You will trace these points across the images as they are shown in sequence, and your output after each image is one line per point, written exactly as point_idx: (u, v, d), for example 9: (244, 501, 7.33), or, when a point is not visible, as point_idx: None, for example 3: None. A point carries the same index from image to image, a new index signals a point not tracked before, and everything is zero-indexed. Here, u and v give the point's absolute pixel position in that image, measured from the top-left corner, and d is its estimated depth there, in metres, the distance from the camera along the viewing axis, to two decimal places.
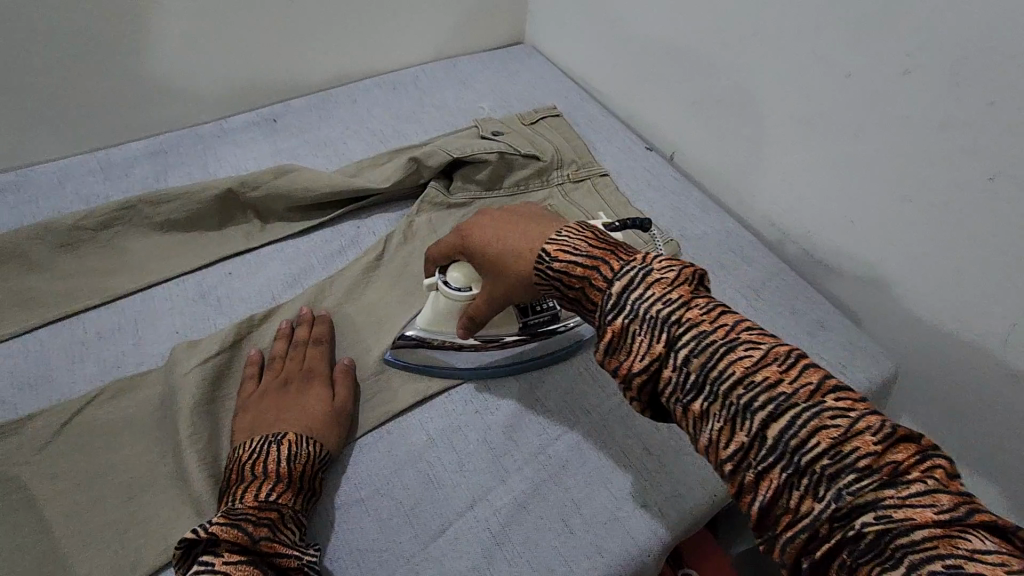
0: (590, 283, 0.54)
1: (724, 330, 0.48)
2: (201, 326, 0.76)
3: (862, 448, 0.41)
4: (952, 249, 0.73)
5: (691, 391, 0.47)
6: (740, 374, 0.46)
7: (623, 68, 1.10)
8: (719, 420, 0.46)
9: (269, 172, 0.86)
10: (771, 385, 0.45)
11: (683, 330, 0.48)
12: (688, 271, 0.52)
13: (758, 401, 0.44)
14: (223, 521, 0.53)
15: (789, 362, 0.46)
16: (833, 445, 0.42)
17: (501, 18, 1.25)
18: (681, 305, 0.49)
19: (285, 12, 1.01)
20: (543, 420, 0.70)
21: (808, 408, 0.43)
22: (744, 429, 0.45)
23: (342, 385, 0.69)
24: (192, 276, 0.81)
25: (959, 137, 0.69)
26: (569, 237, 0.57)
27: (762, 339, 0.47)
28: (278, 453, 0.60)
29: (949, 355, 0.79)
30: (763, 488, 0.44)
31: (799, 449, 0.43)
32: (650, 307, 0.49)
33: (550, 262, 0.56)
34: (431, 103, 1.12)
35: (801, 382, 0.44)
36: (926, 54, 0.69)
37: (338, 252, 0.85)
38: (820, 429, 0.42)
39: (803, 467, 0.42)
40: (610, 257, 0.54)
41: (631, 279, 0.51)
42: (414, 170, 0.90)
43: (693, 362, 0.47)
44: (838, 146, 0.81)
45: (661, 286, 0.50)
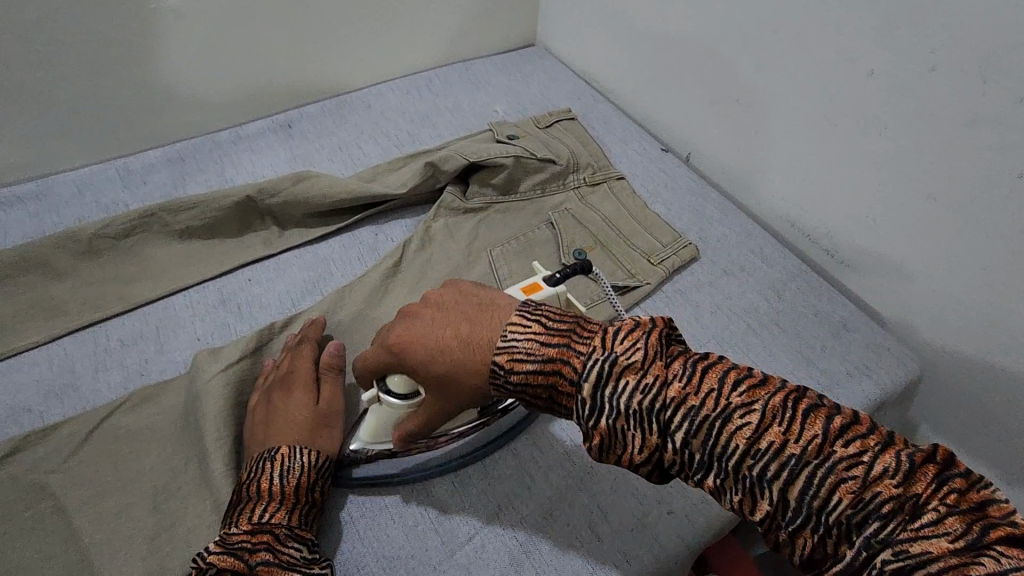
0: (559, 389, 0.52)
1: (713, 399, 0.47)
2: (222, 333, 0.76)
3: (886, 492, 0.41)
4: (980, 248, 0.72)
5: (700, 469, 0.47)
6: (744, 445, 0.45)
7: (638, 69, 1.09)
8: (737, 493, 0.46)
9: (287, 178, 0.86)
10: (777, 450, 0.44)
11: (673, 411, 0.47)
12: (654, 339, 0.50)
13: (770, 471, 0.44)
14: (218, 550, 0.53)
15: (787, 418, 0.45)
16: (853, 498, 0.42)
17: (514, 20, 1.25)
18: (662, 389, 0.47)
19: (300, 18, 1.02)
20: (565, 425, 0.70)
21: (819, 465, 0.43)
22: (765, 498, 0.44)
23: (327, 385, 0.68)
24: (214, 283, 0.82)
25: (988, 134, 0.68)
26: (518, 340, 0.53)
27: (753, 396, 0.46)
28: (270, 471, 0.59)
29: (975, 355, 0.78)
30: (800, 544, 0.44)
31: (821, 509, 0.43)
32: (632, 400, 0.48)
33: (507, 376, 0.53)
34: (445, 106, 1.12)
35: (806, 439, 0.44)
36: (955, 49, 0.68)
37: (356, 258, 0.86)
38: (837, 485, 0.42)
39: (830, 524, 0.42)
40: (568, 353, 0.51)
41: (599, 376, 0.49)
42: (430, 175, 0.90)
43: (695, 442, 0.46)
44: (862, 143, 0.80)
45: (635, 372, 0.48)
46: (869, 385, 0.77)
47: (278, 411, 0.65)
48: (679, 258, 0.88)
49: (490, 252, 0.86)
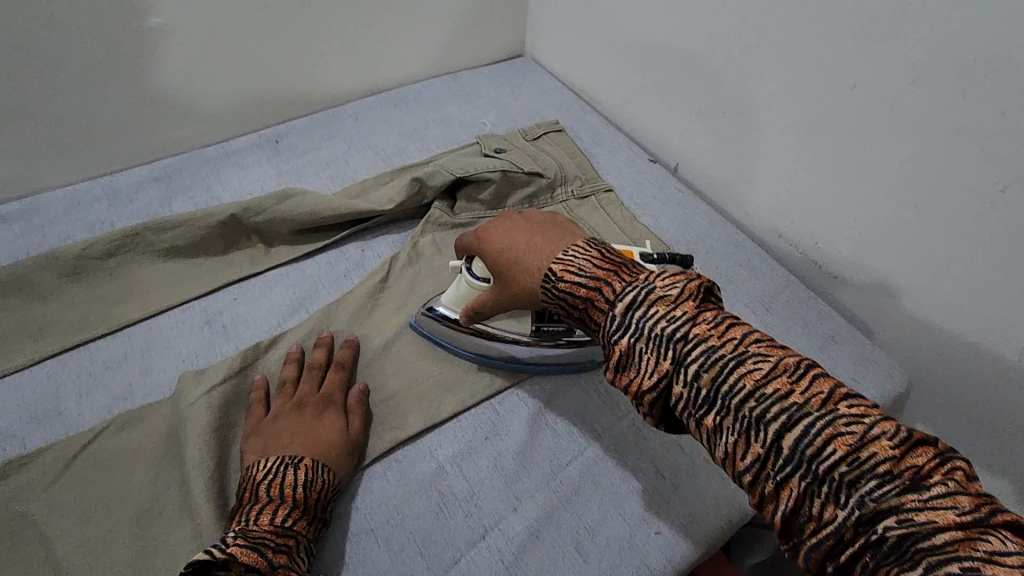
0: (593, 305, 0.55)
1: (733, 344, 0.49)
2: (208, 354, 0.76)
3: (881, 453, 0.42)
4: (966, 258, 0.72)
5: (705, 406, 0.48)
6: (751, 386, 0.47)
7: (625, 79, 1.09)
8: (733, 434, 0.47)
9: (272, 196, 0.86)
10: (783, 396, 0.46)
11: (692, 346, 0.49)
12: (693, 286, 0.52)
13: (772, 412, 0.46)
14: (242, 544, 0.53)
15: (800, 373, 0.47)
16: (850, 453, 0.43)
17: (501, 32, 1.25)
18: (687, 323, 0.50)
19: (286, 33, 1.02)
20: (553, 443, 0.69)
21: (822, 416, 0.45)
22: (760, 440, 0.46)
23: (356, 411, 0.69)
24: (199, 302, 0.81)
25: (971, 146, 0.68)
26: (576, 257, 0.58)
27: (771, 350, 0.48)
28: (295, 477, 0.60)
29: (962, 366, 0.78)
30: (784, 497, 0.45)
31: (815, 457, 0.44)
32: (655, 325, 0.51)
33: (555, 282, 0.58)
34: (433, 118, 1.12)
35: (812, 393, 0.46)
36: (936, 62, 0.68)
37: (343, 275, 0.85)
38: (835, 436, 0.43)
39: (821, 475, 0.43)
40: (613, 279, 0.55)
41: (633, 300, 0.52)
42: (417, 190, 0.90)
43: (704, 376, 0.48)
44: (847, 155, 0.80)
45: (666, 305, 0.51)
46: None
47: (311, 425, 0.66)
48: None
49: None
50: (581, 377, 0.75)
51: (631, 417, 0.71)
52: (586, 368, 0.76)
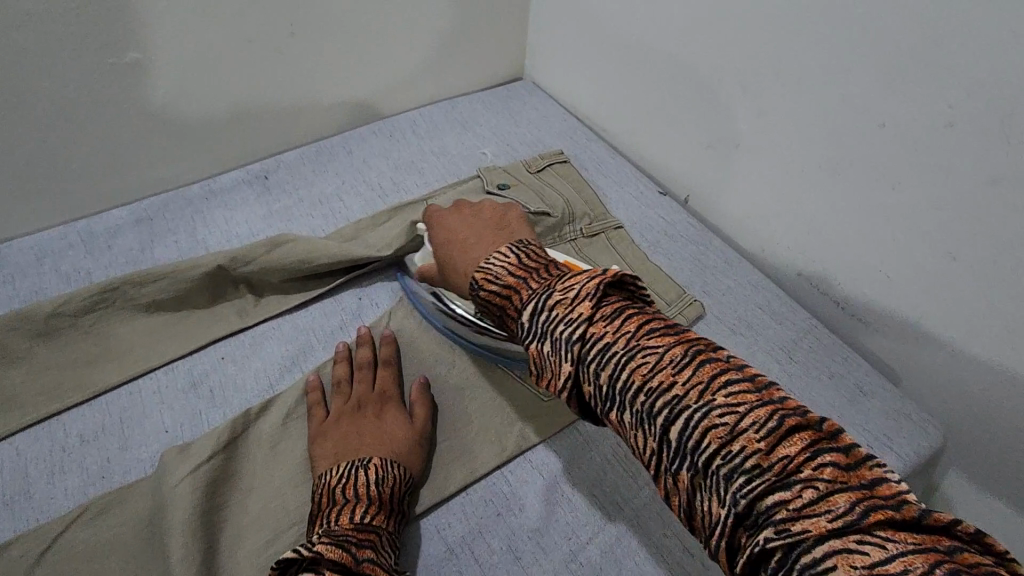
0: (507, 314, 0.54)
1: (625, 338, 0.46)
2: (194, 424, 0.70)
3: (749, 447, 0.39)
4: (1006, 310, 0.67)
5: (603, 402, 0.46)
6: (639, 382, 0.44)
7: (630, 106, 1.04)
8: (631, 428, 0.44)
9: (262, 245, 0.80)
10: (667, 390, 0.43)
11: (582, 342, 0.46)
12: (591, 284, 0.48)
13: (656, 407, 0.43)
14: (327, 540, 0.52)
15: (684, 363, 0.43)
16: (724, 447, 0.40)
17: (499, 55, 1.20)
18: (578, 320, 0.47)
19: (271, 63, 0.95)
20: (570, 520, 0.64)
21: (699, 409, 0.41)
22: (651, 436, 0.43)
23: (421, 405, 0.70)
24: (184, 362, 0.75)
25: (1011, 195, 0.63)
26: (494, 264, 0.56)
27: (661, 340, 0.45)
28: (367, 477, 0.60)
29: (999, 420, 0.74)
30: (680, 492, 0.42)
31: (695, 452, 0.41)
32: (549, 323, 0.48)
33: (477, 289, 0.57)
34: (431, 148, 1.06)
35: (693, 383, 0.42)
36: (974, 105, 0.63)
37: (339, 328, 0.80)
38: (711, 430, 0.40)
39: (703, 470, 0.40)
40: (523, 287, 0.53)
41: (535, 309, 0.50)
42: (417, 234, 0.84)
43: (598, 373, 0.45)
44: (873, 198, 0.75)
45: (564, 306, 0.48)
46: (891, 457, 0.73)
47: (374, 426, 0.66)
48: (685, 317, 0.83)
49: None
50: (597, 441, 0.70)
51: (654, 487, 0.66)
52: (603, 430, 0.71)
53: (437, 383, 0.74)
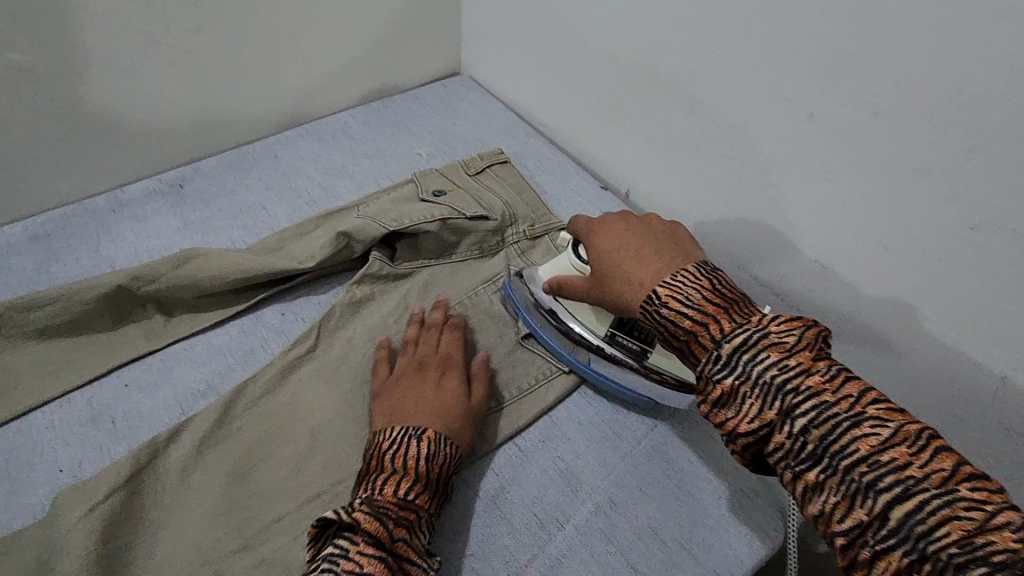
0: (696, 340, 0.51)
1: (849, 403, 0.45)
2: (93, 461, 0.63)
3: (998, 543, 0.38)
4: (937, 304, 0.65)
5: (806, 460, 0.45)
6: (865, 451, 0.43)
7: (567, 100, 1.01)
8: (835, 495, 0.43)
9: (168, 261, 0.73)
10: (899, 466, 0.42)
11: (803, 399, 0.46)
12: (811, 334, 0.49)
13: (883, 481, 0.41)
14: (365, 511, 0.53)
15: (919, 444, 0.42)
16: (964, 538, 0.38)
17: (433, 50, 1.15)
18: (802, 373, 0.46)
19: (168, 65, 0.87)
20: (511, 539, 0.60)
21: (938, 494, 0.40)
22: (864, 506, 0.42)
23: (480, 382, 0.68)
24: (83, 392, 0.68)
25: (938, 184, 0.60)
26: (684, 283, 0.54)
27: (890, 415, 0.44)
28: (417, 450, 0.58)
29: (929, 414, 0.71)
30: (879, 570, 0.41)
31: (923, 534, 0.39)
32: (765, 371, 0.47)
33: (660, 306, 0.54)
34: (363, 150, 1.01)
35: (933, 468, 0.41)
36: (897, 94, 0.60)
37: (260, 346, 0.74)
38: (952, 519, 0.39)
39: (926, 553, 0.39)
40: (723, 316, 0.51)
41: (744, 341, 0.49)
42: (345, 245, 0.78)
43: (814, 432, 0.45)
44: (805, 190, 0.72)
45: (779, 352, 0.48)
46: None
47: (433, 392, 0.65)
48: None
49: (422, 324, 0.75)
50: (536, 455, 0.67)
51: (595, 499, 0.63)
52: (545, 442, 0.68)
53: (365, 401, 0.68)
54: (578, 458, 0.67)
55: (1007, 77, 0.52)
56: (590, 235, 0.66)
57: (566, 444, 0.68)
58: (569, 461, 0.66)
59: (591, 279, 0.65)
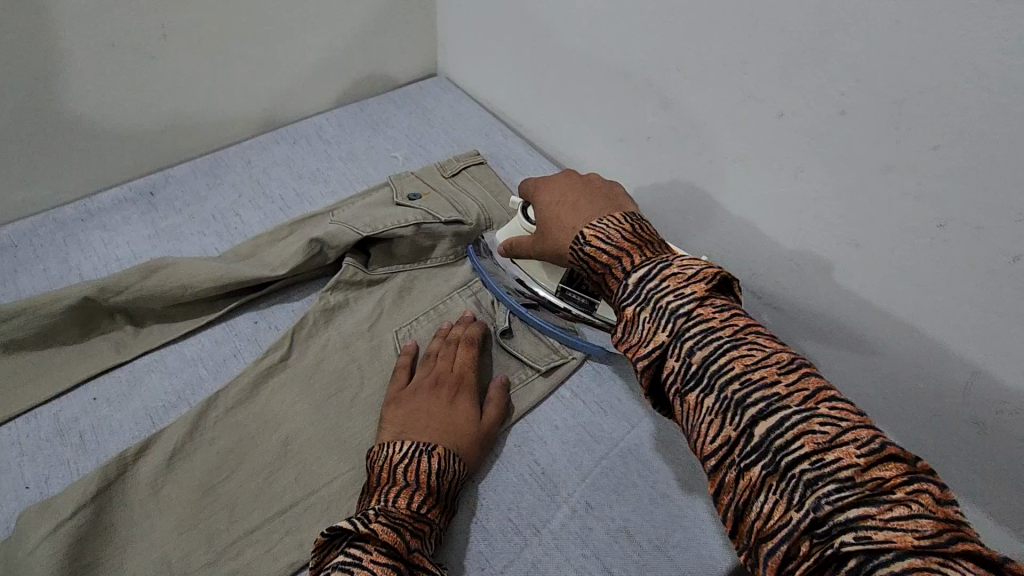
0: (611, 273, 0.53)
1: (733, 330, 0.45)
2: (60, 478, 0.62)
3: (845, 458, 0.37)
4: (907, 300, 0.65)
5: (689, 382, 0.44)
6: (738, 370, 0.42)
7: (542, 100, 1.00)
8: (709, 414, 0.43)
9: (136, 271, 0.72)
10: (768, 385, 0.41)
11: (692, 323, 0.45)
12: (711, 271, 0.49)
13: (751, 398, 0.41)
14: (384, 521, 0.51)
15: (791, 367, 0.42)
16: (816, 452, 0.38)
17: (409, 52, 1.14)
18: (694, 300, 0.46)
19: (135, 72, 0.85)
20: (483, 545, 0.60)
21: (799, 412, 0.40)
22: (732, 423, 0.41)
23: (494, 403, 0.68)
24: (50, 406, 0.67)
25: (905, 181, 0.60)
26: (608, 225, 0.55)
27: (769, 343, 0.44)
28: (430, 465, 0.58)
29: (904, 407, 0.72)
30: (740, 488, 0.40)
31: (782, 450, 0.39)
32: (662, 295, 0.47)
33: (583, 245, 0.55)
34: (338, 154, 1.00)
35: (799, 387, 0.41)
36: (865, 92, 0.60)
37: (232, 355, 0.73)
38: (808, 433, 0.39)
39: (782, 467, 0.39)
40: (636, 252, 0.52)
41: (649, 272, 0.49)
42: (317, 252, 0.77)
43: (696, 354, 0.44)
44: (777, 189, 0.72)
45: (677, 281, 0.48)
46: None
47: (447, 409, 0.64)
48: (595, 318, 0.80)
49: (396, 331, 0.75)
50: (511, 459, 0.66)
51: (571, 503, 0.63)
52: (520, 447, 0.67)
53: (339, 409, 0.68)
54: (554, 461, 0.66)
55: (972, 75, 0.52)
56: (533, 190, 0.67)
57: (541, 448, 0.68)
58: (544, 464, 0.66)
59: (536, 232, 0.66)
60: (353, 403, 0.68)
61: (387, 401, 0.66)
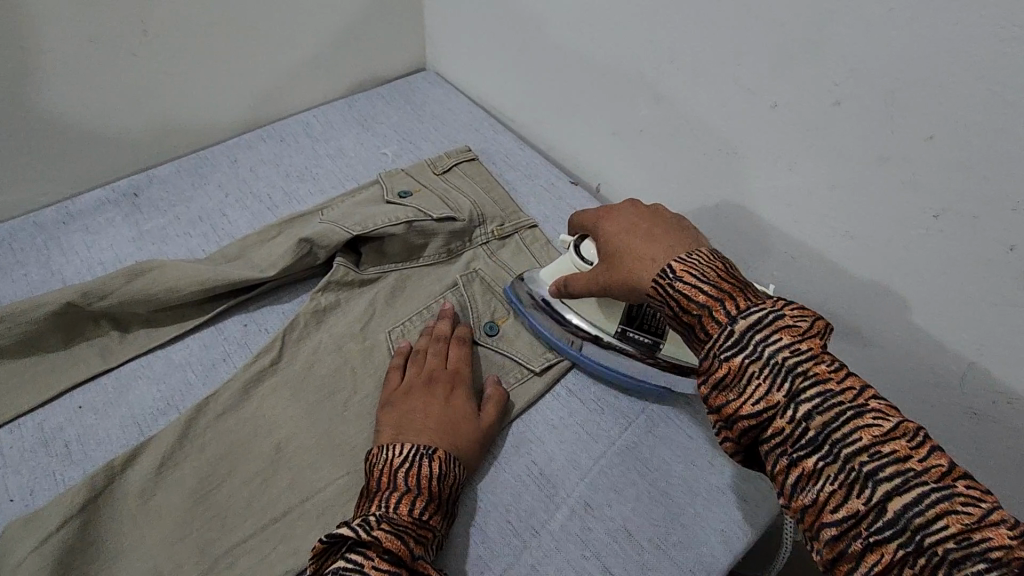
0: (708, 315, 0.49)
1: (854, 393, 0.43)
2: (45, 489, 0.61)
3: (994, 540, 0.36)
4: (904, 291, 0.65)
5: (806, 448, 0.42)
6: (867, 441, 0.41)
7: (533, 94, 0.99)
8: (832, 484, 0.41)
9: (120, 275, 0.70)
10: (900, 458, 0.40)
11: (811, 384, 0.43)
12: (821, 325, 0.47)
13: (884, 473, 0.40)
14: (387, 529, 0.50)
15: (919, 438, 0.41)
16: (963, 532, 0.37)
17: (397, 47, 1.12)
18: (811, 359, 0.44)
19: (114, 71, 0.83)
20: (481, 550, 0.59)
21: (937, 488, 0.39)
22: (861, 496, 0.40)
23: (492, 400, 0.67)
24: (33, 416, 0.65)
25: (898, 171, 0.60)
26: (699, 262, 0.53)
27: (891, 410, 0.43)
28: (431, 469, 0.57)
29: (902, 398, 0.71)
30: (869, 562, 0.39)
31: (920, 528, 0.38)
32: (777, 352, 0.44)
33: (673, 281, 0.52)
34: (326, 152, 0.98)
35: (932, 462, 0.40)
36: (858, 83, 0.59)
37: (222, 360, 0.72)
38: (949, 512, 0.38)
39: (922, 546, 0.37)
40: (737, 295, 0.49)
41: (758, 320, 0.46)
42: (307, 252, 0.76)
43: (817, 418, 0.42)
44: (772, 181, 0.72)
45: (790, 335, 0.45)
46: None
47: (444, 410, 0.63)
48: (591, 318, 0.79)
49: (389, 332, 0.73)
50: (510, 461, 0.66)
51: (569, 504, 0.63)
52: (518, 448, 0.67)
53: (333, 413, 0.67)
54: (552, 463, 0.66)
55: (964, 64, 0.52)
56: (601, 222, 0.66)
57: (540, 449, 0.67)
58: (542, 466, 0.66)
59: (601, 263, 0.63)
60: (347, 407, 0.67)
61: (382, 404, 0.65)
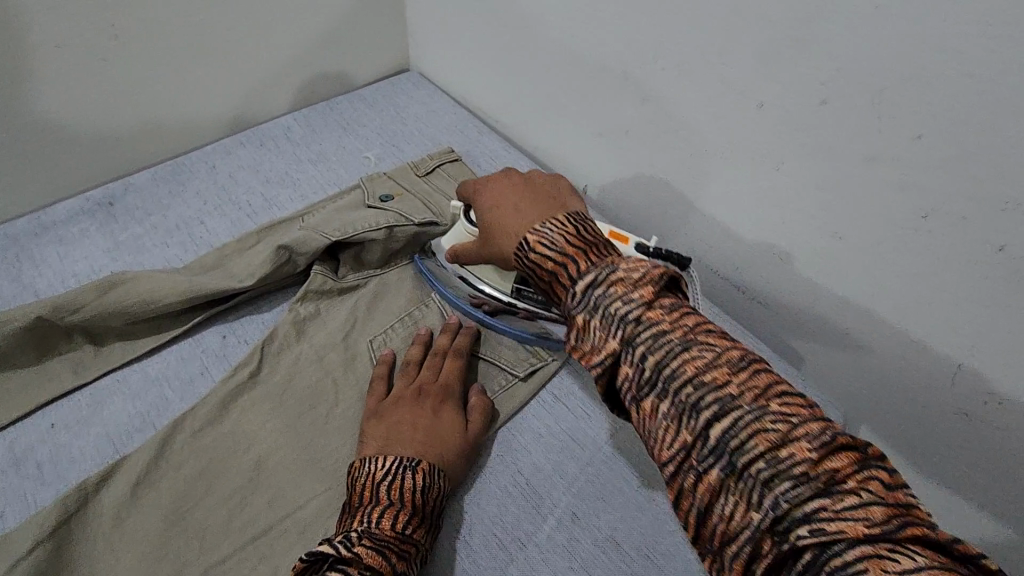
0: (557, 281, 0.50)
1: (682, 330, 0.44)
2: (15, 511, 0.59)
3: (800, 455, 0.37)
4: (893, 291, 0.64)
5: (642, 388, 0.44)
6: (691, 374, 0.42)
7: (518, 94, 0.97)
8: (665, 421, 0.42)
9: (93, 288, 0.68)
10: (720, 386, 0.41)
11: (642, 328, 0.44)
12: (657, 270, 0.48)
13: (705, 402, 0.41)
14: (367, 545, 0.49)
15: (741, 366, 0.42)
16: (771, 450, 0.38)
17: (380, 48, 1.10)
18: (642, 305, 0.45)
19: (85, 77, 0.80)
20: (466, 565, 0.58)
21: (751, 412, 0.40)
22: (689, 429, 0.41)
23: (479, 411, 0.65)
24: (3, 436, 0.63)
25: (888, 171, 0.59)
26: (551, 228, 0.52)
27: (718, 341, 0.44)
28: (414, 482, 0.55)
29: (894, 399, 0.70)
30: (700, 492, 0.40)
31: (738, 452, 0.39)
32: (610, 301, 0.46)
33: (528, 252, 0.53)
34: (307, 156, 0.97)
35: (751, 387, 0.41)
36: (845, 81, 0.58)
37: (200, 374, 0.70)
38: (761, 433, 0.39)
39: (740, 469, 0.39)
40: (583, 255, 0.50)
41: (594, 277, 0.47)
42: (286, 259, 0.74)
43: (648, 359, 0.44)
44: (760, 181, 0.70)
45: (624, 284, 0.46)
46: None
47: (431, 421, 0.62)
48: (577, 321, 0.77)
49: (371, 341, 0.72)
50: (495, 472, 0.64)
51: (555, 515, 0.61)
52: (503, 457, 0.65)
53: (314, 426, 0.65)
54: (537, 472, 0.64)
55: (953, 62, 0.51)
56: (475, 195, 0.65)
57: (525, 458, 0.65)
58: (528, 475, 0.64)
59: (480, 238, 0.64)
60: (329, 420, 0.66)
61: (368, 414, 0.63)
